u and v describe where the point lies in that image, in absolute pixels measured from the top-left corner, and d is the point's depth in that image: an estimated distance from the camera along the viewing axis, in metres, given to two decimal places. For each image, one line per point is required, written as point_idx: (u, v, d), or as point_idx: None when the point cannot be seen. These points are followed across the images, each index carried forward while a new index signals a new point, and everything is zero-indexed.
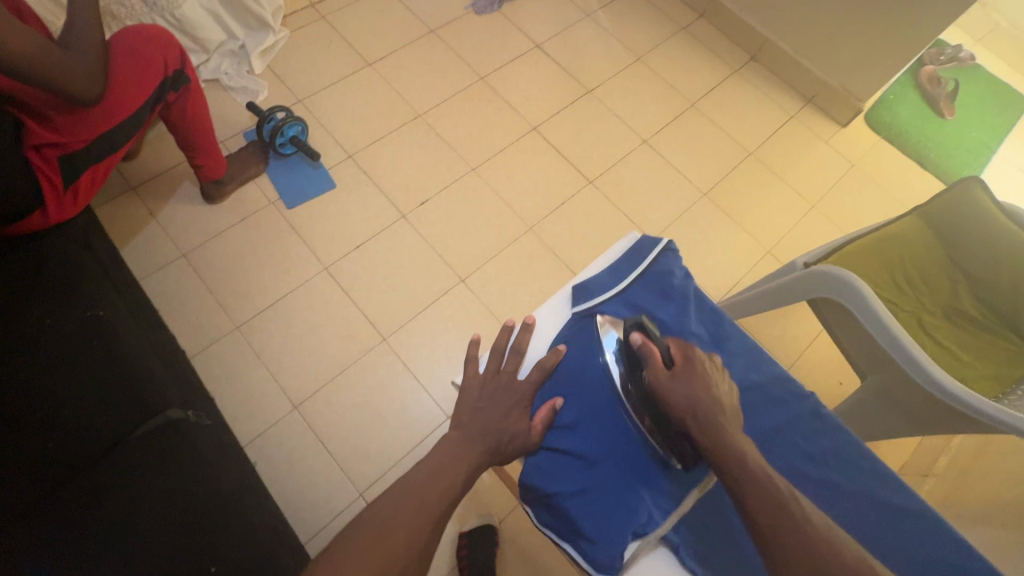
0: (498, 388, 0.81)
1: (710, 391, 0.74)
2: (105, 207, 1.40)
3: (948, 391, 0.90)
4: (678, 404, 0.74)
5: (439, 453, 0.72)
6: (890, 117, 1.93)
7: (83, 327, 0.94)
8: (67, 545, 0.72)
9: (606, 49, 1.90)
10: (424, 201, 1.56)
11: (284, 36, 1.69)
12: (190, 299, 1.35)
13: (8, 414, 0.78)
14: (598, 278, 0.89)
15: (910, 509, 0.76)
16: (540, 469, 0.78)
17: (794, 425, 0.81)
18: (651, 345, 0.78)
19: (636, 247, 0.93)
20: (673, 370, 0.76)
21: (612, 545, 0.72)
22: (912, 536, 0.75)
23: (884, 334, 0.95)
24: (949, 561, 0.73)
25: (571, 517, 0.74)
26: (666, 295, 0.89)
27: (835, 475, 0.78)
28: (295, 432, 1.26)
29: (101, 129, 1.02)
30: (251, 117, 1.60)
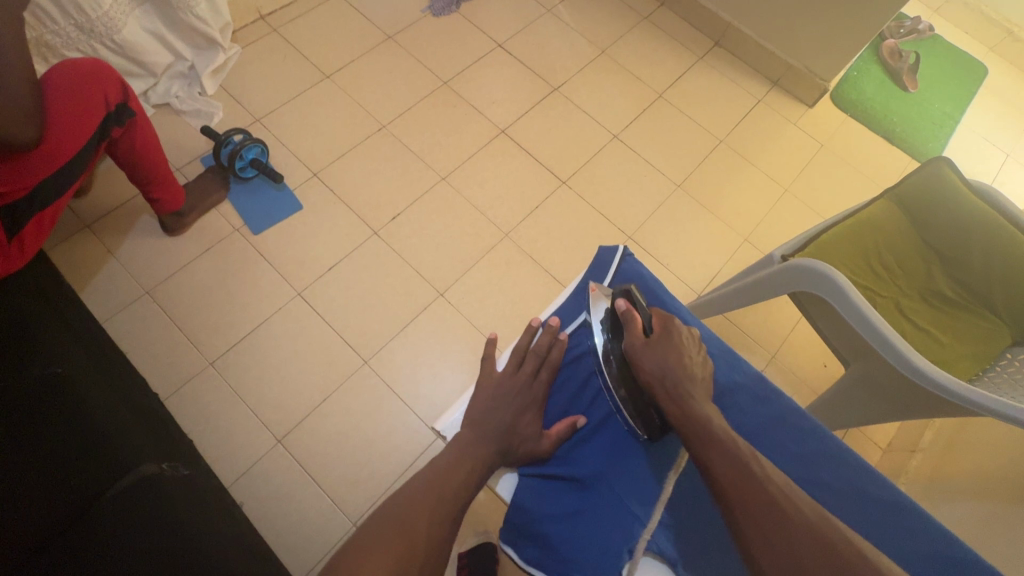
0: (517, 387, 0.83)
1: (683, 359, 0.75)
2: (60, 248, 1.33)
3: (932, 379, 0.90)
4: (646, 371, 0.75)
5: (424, 493, 0.70)
6: (856, 94, 1.94)
7: (43, 386, 0.90)
8: None
9: (570, 45, 1.87)
10: (396, 216, 1.52)
11: (235, 52, 1.63)
12: (159, 338, 1.30)
13: None
14: (568, 303, 0.90)
15: (894, 501, 0.75)
16: (520, 498, 0.77)
17: (777, 427, 0.80)
18: (635, 312, 0.79)
19: (597, 261, 0.90)
20: (650, 338, 0.77)
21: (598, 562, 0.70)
22: (899, 529, 0.74)
23: (867, 326, 0.95)
24: (940, 554, 0.72)
25: (555, 546, 0.72)
26: None
27: (825, 475, 0.77)
28: (281, 467, 1.23)
29: (44, 172, 0.96)
30: (208, 141, 1.53)
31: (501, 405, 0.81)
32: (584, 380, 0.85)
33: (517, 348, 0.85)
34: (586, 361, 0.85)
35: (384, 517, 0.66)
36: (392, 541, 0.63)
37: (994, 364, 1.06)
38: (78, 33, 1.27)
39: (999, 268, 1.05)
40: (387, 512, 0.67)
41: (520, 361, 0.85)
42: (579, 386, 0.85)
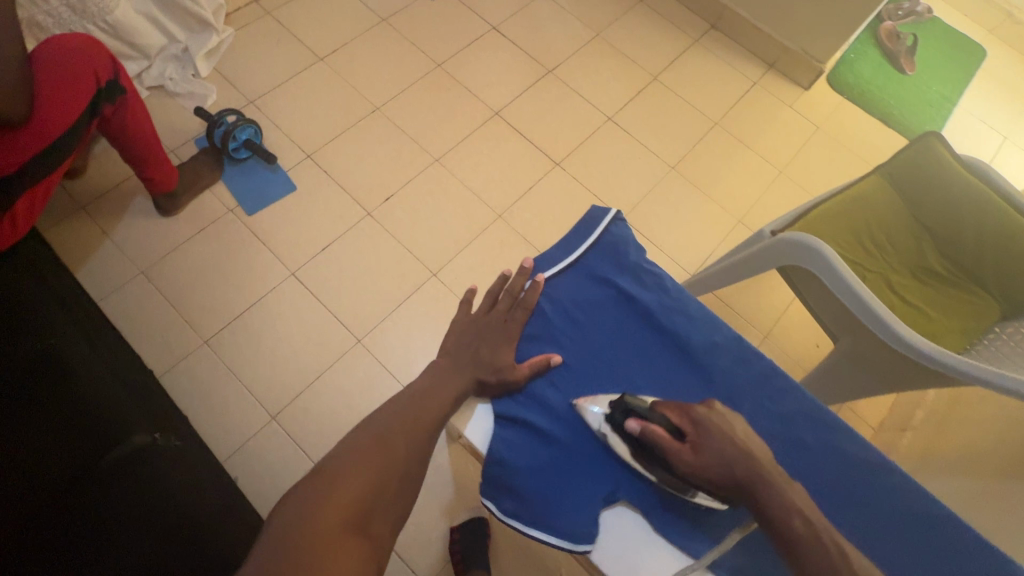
0: (489, 326, 0.82)
1: (737, 442, 0.67)
2: (55, 230, 1.34)
3: (909, 343, 0.91)
4: (716, 480, 0.66)
5: (401, 425, 0.71)
6: (853, 77, 1.93)
7: (33, 359, 0.90)
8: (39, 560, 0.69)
9: (564, 28, 1.86)
10: (389, 197, 1.52)
11: (228, 35, 1.63)
12: (154, 318, 1.31)
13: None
14: (547, 256, 0.88)
15: (870, 460, 0.76)
16: (495, 449, 0.75)
17: (754, 391, 0.80)
18: (652, 425, 0.69)
19: (585, 220, 0.90)
20: (691, 444, 0.68)
21: (577, 517, 0.72)
22: (877, 488, 0.75)
23: (851, 294, 0.95)
24: (917, 510, 0.74)
25: (531, 497, 0.73)
26: (620, 265, 0.87)
27: (803, 434, 0.78)
28: (275, 444, 1.24)
29: (33, 149, 0.96)
30: (201, 123, 1.53)
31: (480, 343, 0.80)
32: (556, 327, 0.82)
33: (491, 291, 0.85)
34: (560, 310, 0.83)
35: (366, 448, 0.67)
36: (373, 473, 0.64)
37: (983, 338, 1.07)
38: (69, 13, 1.27)
39: (989, 243, 1.05)
40: (369, 441, 0.68)
41: (493, 302, 0.85)
42: (552, 333, 0.82)
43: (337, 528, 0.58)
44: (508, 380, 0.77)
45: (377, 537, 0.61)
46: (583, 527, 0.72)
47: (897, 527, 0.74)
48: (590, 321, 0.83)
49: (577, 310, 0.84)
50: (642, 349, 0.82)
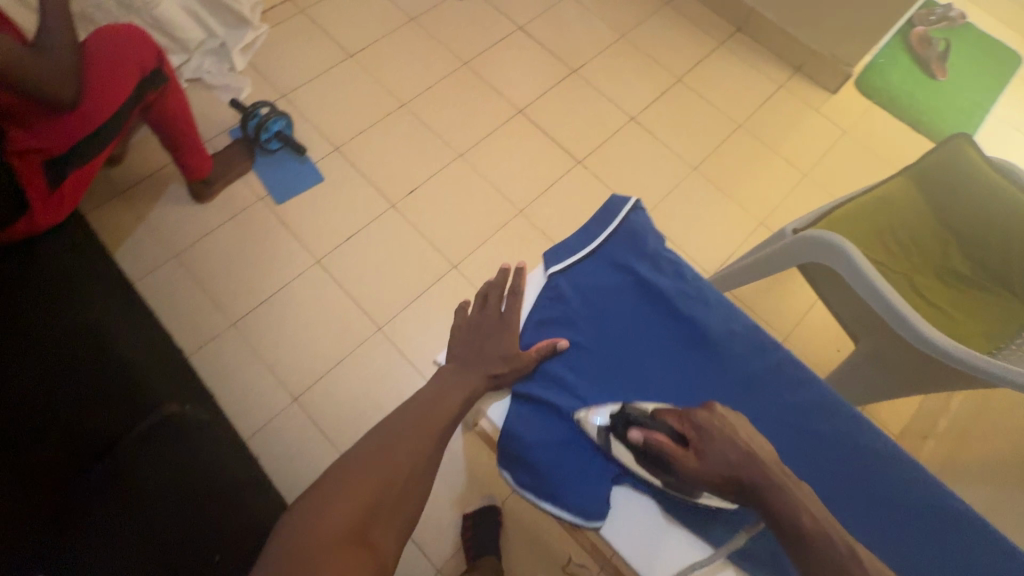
0: (489, 325, 0.83)
1: (739, 445, 0.68)
2: (95, 212, 1.40)
3: (929, 342, 0.90)
4: (718, 483, 0.67)
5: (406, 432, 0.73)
6: (881, 82, 1.91)
7: (74, 329, 0.96)
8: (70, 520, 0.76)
9: (589, 29, 1.88)
10: (413, 190, 1.56)
11: (264, 31, 1.68)
12: (185, 299, 1.36)
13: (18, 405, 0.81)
14: (567, 242, 0.88)
15: (886, 453, 0.76)
16: (512, 425, 0.77)
17: (770, 380, 0.80)
18: (655, 434, 0.70)
19: (605, 208, 0.91)
20: (693, 449, 0.69)
21: (590, 495, 0.73)
22: (894, 479, 0.75)
23: (872, 291, 0.95)
24: (932, 503, 0.74)
25: (545, 472, 0.75)
26: (639, 252, 0.87)
27: (818, 423, 0.78)
28: (295, 425, 1.27)
29: (80, 134, 1.01)
30: (235, 115, 1.59)
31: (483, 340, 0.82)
32: (575, 311, 0.83)
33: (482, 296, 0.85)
34: (579, 295, 0.84)
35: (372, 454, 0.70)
36: (377, 479, 0.67)
37: (1010, 343, 1.05)
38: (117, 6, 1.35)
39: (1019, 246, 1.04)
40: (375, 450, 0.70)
41: (488, 302, 0.85)
42: (570, 317, 0.83)
43: (340, 536, 0.61)
44: (528, 360, 0.79)
45: (379, 544, 0.63)
46: (594, 504, 0.73)
47: (915, 521, 0.73)
48: (607, 307, 0.84)
49: (596, 296, 0.84)
50: (659, 336, 0.83)
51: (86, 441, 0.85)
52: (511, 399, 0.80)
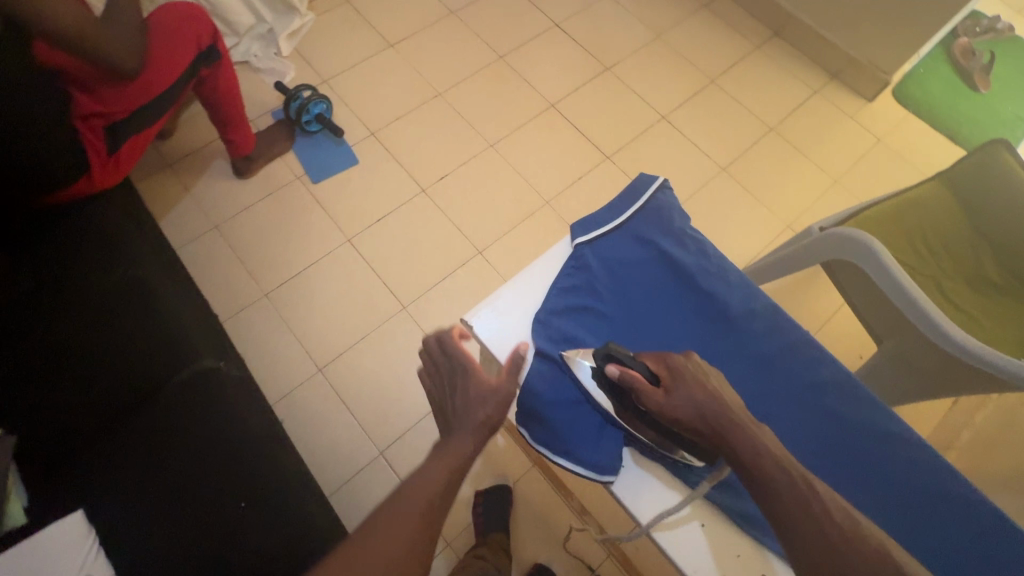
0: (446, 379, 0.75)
1: (708, 388, 0.67)
2: (144, 183, 1.48)
3: (944, 334, 0.91)
4: (685, 422, 0.66)
5: (393, 542, 0.60)
6: (920, 92, 1.88)
7: (125, 284, 1.02)
8: (119, 459, 0.88)
9: (625, 28, 1.90)
10: (443, 176, 1.60)
11: (310, 19, 1.75)
12: (223, 268, 1.42)
13: (82, 355, 0.94)
14: (595, 215, 0.90)
15: (900, 435, 0.76)
16: (530, 382, 0.78)
17: (787, 359, 0.81)
18: (631, 370, 0.70)
19: (634, 184, 0.93)
20: (665, 386, 0.68)
21: (599, 449, 0.75)
22: (906, 462, 0.75)
23: (892, 283, 0.95)
24: (945, 489, 0.74)
25: (557, 428, 0.76)
26: (664, 228, 0.89)
27: (833, 401, 0.79)
28: (319, 394, 1.32)
29: (139, 101, 1.08)
30: (279, 97, 1.66)
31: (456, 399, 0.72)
32: (598, 280, 0.84)
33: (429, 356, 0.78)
34: (603, 266, 0.86)
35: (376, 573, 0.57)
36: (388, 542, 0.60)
37: None
38: None
39: None
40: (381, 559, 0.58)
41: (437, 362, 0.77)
42: (592, 286, 0.84)
43: None
44: (551, 324, 0.81)
45: None
46: (606, 459, 0.74)
47: (927, 507, 0.73)
48: (630, 279, 0.85)
49: (619, 267, 0.86)
50: (678, 309, 0.84)
51: (133, 388, 0.94)
52: (532, 357, 0.81)
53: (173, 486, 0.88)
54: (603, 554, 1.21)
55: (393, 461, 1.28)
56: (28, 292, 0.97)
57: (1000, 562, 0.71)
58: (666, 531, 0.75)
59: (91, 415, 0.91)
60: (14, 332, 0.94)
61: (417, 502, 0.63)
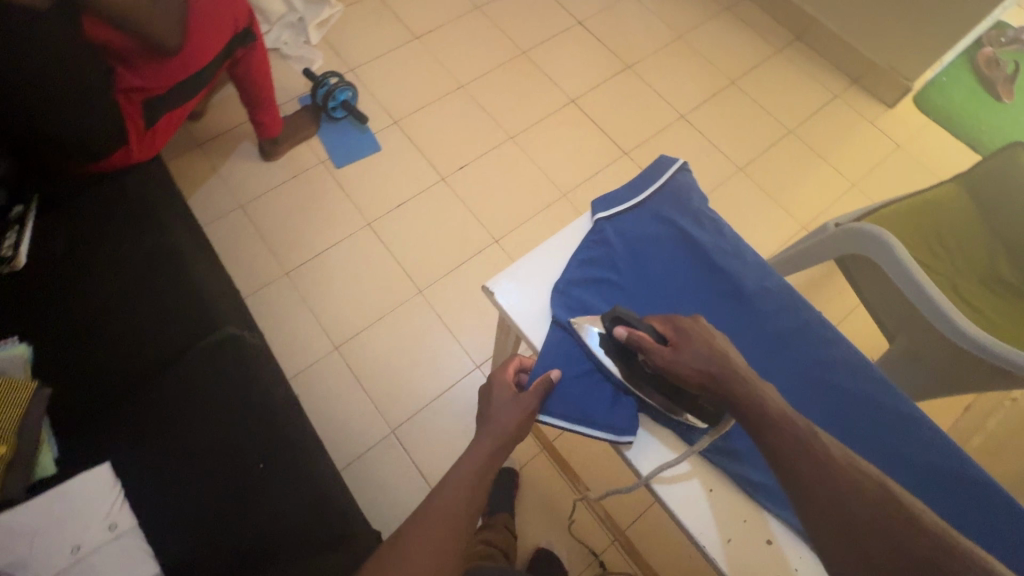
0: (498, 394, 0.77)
1: (714, 345, 0.67)
2: (174, 161, 1.53)
3: (955, 326, 0.93)
4: (692, 378, 0.66)
5: (435, 545, 0.62)
6: (942, 100, 1.87)
7: (156, 252, 1.06)
8: (145, 417, 0.92)
9: (648, 27, 1.92)
10: (462, 166, 1.63)
11: (339, 10, 1.80)
12: (246, 246, 1.46)
13: (115, 317, 0.99)
14: (617, 193, 0.92)
15: (909, 416, 0.78)
16: (546, 349, 0.80)
17: (798, 338, 0.82)
18: (638, 331, 0.71)
19: (654, 167, 0.95)
20: (672, 344, 0.68)
21: (614, 412, 0.77)
22: (914, 443, 0.76)
23: (903, 275, 0.97)
24: (953, 472, 0.75)
25: (570, 396, 0.77)
26: (682, 208, 0.91)
27: (843, 380, 0.80)
28: (334, 371, 1.35)
29: (179, 77, 1.13)
30: (306, 84, 1.70)
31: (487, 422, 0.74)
32: (616, 254, 0.87)
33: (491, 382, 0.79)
34: (622, 241, 0.88)
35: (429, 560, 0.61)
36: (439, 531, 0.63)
37: None
38: None
39: None
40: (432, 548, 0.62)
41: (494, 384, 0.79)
42: (610, 260, 0.86)
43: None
44: (569, 294, 0.83)
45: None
46: (622, 421, 0.76)
47: (935, 491, 0.74)
48: (648, 255, 0.87)
49: (637, 243, 0.88)
50: (695, 285, 0.86)
51: (160, 351, 0.98)
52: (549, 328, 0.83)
53: (196, 444, 0.91)
54: (607, 540, 1.23)
55: (404, 440, 1.30)
56: (67, 255, 1.02)
57: (1007, 547, 0.71)
58: (667, 489, 0.76)
59: (120, 374, 0.95)
60: (53, 292, 0.98)
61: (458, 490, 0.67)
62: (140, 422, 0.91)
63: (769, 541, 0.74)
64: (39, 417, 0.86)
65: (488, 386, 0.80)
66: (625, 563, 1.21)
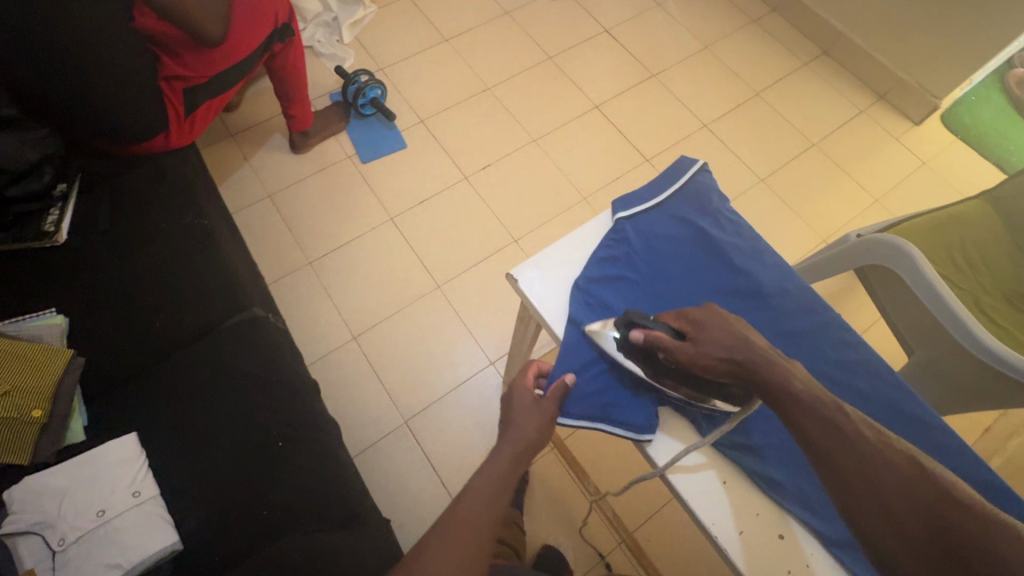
0: (519, 398, 0.79)
1: (732, 329, 0.69)
2: (207, 150, 1.58)
3: (976, 339, 0.93)
4: (717, 366, 0.67)
5: (464, 546, 0.62)
6: (969, 118, 1.86)
7: (190, 232, 1.10)
8: (170, 391, 0.95)
9: (674, 37, 1.94)
10: (485, 166, 1.66)
11: (372, 11, 1.85)
12: (272, 235, 1.50)
13: (145, 293, 1.02)
14: (637, 193, 0.94)
15: (928, 420, 0.78)
16: (566, 348, 0.82)
17: (817, 339, 0.83)
18: (654, 331, 0.72)
19: (673, 168, 0.97)
20: (691, 339, 0.69)
21: (636, 409, 0.77)
22: (931, 445, 0.77)
23: (926, 288, 0.96)
24: (972, 477, 0.75)
25: (590, 395, 0.79)
26: (702, 208, 0.92)
27: (861, 382, 0.80)
28: (351, 360, 1.38)
29: (220, 67, 1.17)
30: (337, 81, 1.75)
31: (508, 427, 0.76)
32: (636, 252, 0.88)
33: (515, 387, 0.82)
34: (642, 240, 0.89)
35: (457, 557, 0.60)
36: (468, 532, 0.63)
37: None
38: None
39: None
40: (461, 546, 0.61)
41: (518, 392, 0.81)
42: (630, 258, 0.88)
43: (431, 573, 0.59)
44: (588, 291, 0.85)
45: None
46: (644, 418, 0.77)
47: None
48: (668, 253, 0.88)
49: (657, 242, 0.89)
50: (714, 285, 0.86)
51: (187, 329, 1.01)
52: (567, 327, 0.84)
53: (217, 420, 0.93)
54: (613, 542, 1.23)
55: (417, 430, 1.32)
56: (106, 233, 1.06)
57: None
58: (684, 484, 0.76)
59: (149, 349, 0.98)
60: (90, 267, 1.02)
61: (486, 489, 0.67)
62: (165, 396, 0.94)
63: (782, 535, 0.74)
64: (71, 387, 0.89)
65: (508, 392, 0.81)
66: (630, 565, 1.21)
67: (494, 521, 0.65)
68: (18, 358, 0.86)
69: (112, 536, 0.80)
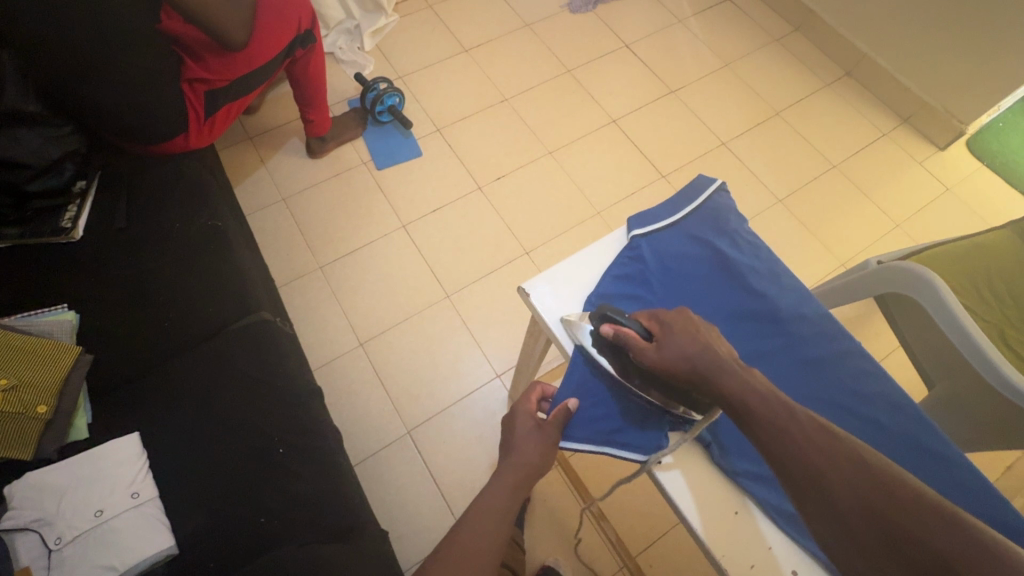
0: (524, 422, 0.79)
1: (699, 338, 0.65)
2: (226, 152, 1.59)
3: (1001, 375, 0.88)
4: (676, 373, 0.64)
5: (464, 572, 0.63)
6: (996, 145, 1.81)
7: (202, 234, 1.10)
8: (175, 393, 0.95)
9: (695, 54, 1.93)
10: (500, 176, 1.66)
11: (394, 20, 1.87)
12: (284, 237, 1.50)
13: (154, 293, 1.02)
14: (652, 211, 0.92)
15: (950, 458, 0.75)
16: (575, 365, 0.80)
17: (835, 368, 0.80)
18: (624, 328, 0.70)
19: (690, 186, 0.95)
20: (656, 342, 0.67)
21: (642, 433, 0.75)
22: (954, 484, 0.74)
23: (949, 319, 0.93)
24: (997, 520, 0.71)
25: (596, 419, 0.77)
26: (719, 228, 0.90)
27: (881, 415, 0.77)
28: (358, 366, 1.37)
29: (241, 71, 1.18)
30: (357, 88, 1.76)
31: (510, 453, 0.77)
32: (651, 272, 0.86)
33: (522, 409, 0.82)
34: (657, 259, 0.87)
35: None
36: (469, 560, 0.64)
37: None
38: None
39: None
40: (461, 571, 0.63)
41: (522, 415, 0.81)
42: (645, 277, 0.86)
43: None
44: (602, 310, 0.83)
45: None
46: (649, 440, 0.75)
47: None
48: (683, 274, 0.86)
49: (672, 262, 0.87)
50: (730, 307, 0.84)
51: (195, 330, 1.01)
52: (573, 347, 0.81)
53: (218, 424, 0.93)
54: (615, 566, 1.20)
55: (420, 442, 1.30)
56: (122, 229, 1.07)
57: None
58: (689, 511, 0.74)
59: (157, 348, 0.99)
60: (104, 265, 1.03)
61: (488, 519, 0.69)
62: (169, 398, 0.94)
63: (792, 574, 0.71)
64: (79, 382, 0.90)
65: (510, 415, 0.82)
66: None
67: (493, 549, 0.66)
68: (28, 351, 0.87)
69: (109, 536, 0.80)
